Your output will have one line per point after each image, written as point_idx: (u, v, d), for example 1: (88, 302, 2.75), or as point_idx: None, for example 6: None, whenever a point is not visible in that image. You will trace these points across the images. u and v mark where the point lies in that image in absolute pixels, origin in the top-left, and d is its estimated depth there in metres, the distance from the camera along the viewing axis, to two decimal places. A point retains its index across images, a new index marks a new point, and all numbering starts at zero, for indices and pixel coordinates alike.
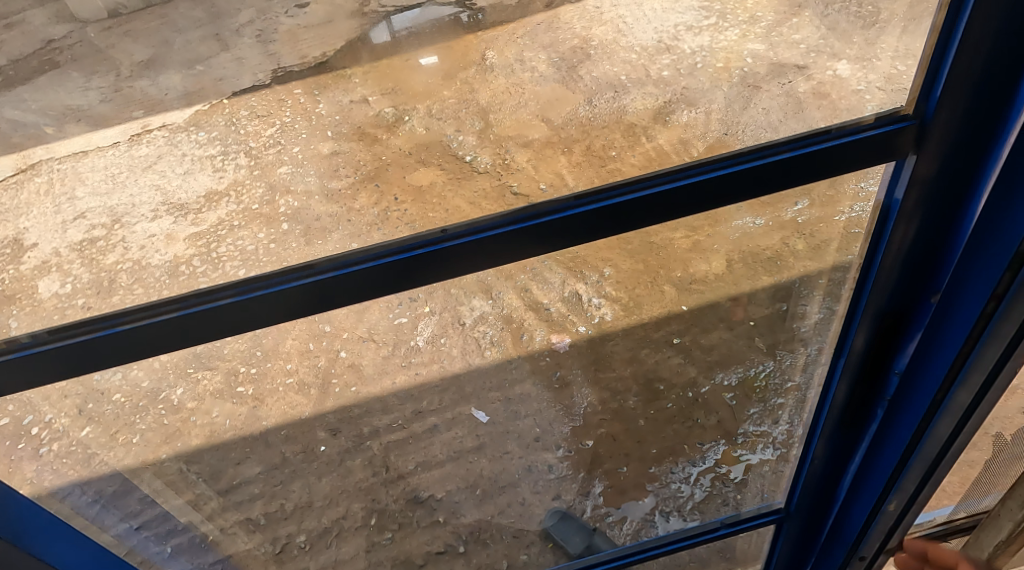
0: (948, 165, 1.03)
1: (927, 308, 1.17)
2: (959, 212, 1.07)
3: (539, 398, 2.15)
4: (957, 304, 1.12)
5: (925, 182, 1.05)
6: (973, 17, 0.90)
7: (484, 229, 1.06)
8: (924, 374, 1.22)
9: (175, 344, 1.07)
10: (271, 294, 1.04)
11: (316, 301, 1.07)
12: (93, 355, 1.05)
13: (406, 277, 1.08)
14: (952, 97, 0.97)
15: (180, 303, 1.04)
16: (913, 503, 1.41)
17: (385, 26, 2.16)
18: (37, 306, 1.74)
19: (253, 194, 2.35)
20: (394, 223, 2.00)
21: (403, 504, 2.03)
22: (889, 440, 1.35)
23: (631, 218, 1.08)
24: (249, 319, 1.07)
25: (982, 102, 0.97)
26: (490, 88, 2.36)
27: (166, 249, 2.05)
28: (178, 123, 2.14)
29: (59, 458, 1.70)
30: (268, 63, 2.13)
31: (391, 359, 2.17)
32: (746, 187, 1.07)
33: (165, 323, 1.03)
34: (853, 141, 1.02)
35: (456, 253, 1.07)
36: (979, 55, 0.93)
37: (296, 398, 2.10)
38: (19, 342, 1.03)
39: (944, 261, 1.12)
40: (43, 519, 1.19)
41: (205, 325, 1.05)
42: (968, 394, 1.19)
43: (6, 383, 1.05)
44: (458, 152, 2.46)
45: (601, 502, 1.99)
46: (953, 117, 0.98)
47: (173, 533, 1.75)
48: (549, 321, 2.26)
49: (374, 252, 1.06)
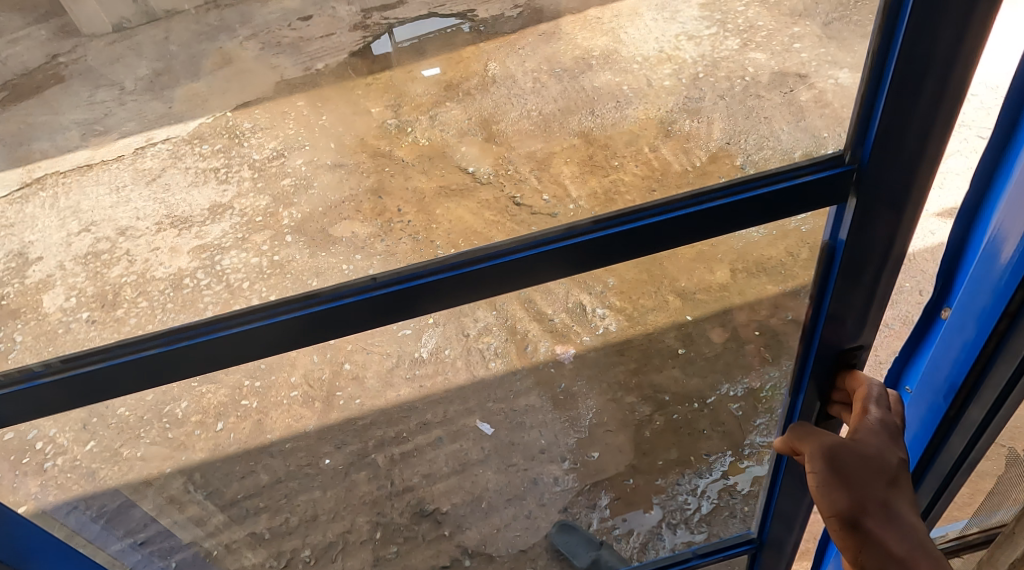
0: (891, 197, 1.05)
1: (939, 322, 1.20)
2: (953, 240, 1.14)
3: (545, 410, 2.13)
4: (964, 326, 1.17)
5: (870, 217, 1.06)
6: (896, 65, 0.93)
7: (432, 274, 1.05)
8: (929, 392, 1.27)
9: (131, 388, 1.07)
10: (268, 326, 1.03)
11: (265, 346, 1.06)
12: (49, 402, 1.05)
13: (355, 322, 1.07)
14: (889, 138, 0.98)
15: (130, 349, 1.04)
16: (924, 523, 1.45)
17: (388, 38, 2.24)
18: (43, 318, 1.81)
19: (256, 206, 2.21)
20: (399, 235, 2.13)
21: (409, 517, 2.03)
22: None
23: (590, 256, 1.08)
24: (199, 363, 1.06)
25: (919, 138, 0.99)
26: (492, 99, 2.36)
27: (170, 263, 2.08)
28: (183, 136, 2.23)
29: (63, 473, 1.71)
30: (270, 74, 2.25)
31: (395, 372, 2.08)
32: (688, 230, 1.07)
33: (166, 355, 1.03)
34: (784, 187, 1.03)
35: (404, 296, 1.06)
36: (913, 95, 0.95)
37: (301, 410, 2.01)
38: (26, 372, 1.03)
39: (955, 279, 1.16)
40: (52, 546, 1.21)
41: (157, 369, 1.05)
42: (981, 409, 1.23)
43: (13, 412, 1.05)
44: (460, 164, 2.40)
45: (608, 514, 2.01)
46: (890, 155, 1.00)
47: (175, 549, 1.82)
48: (553, 333, 2.16)
49: (320, 296, 1.05)
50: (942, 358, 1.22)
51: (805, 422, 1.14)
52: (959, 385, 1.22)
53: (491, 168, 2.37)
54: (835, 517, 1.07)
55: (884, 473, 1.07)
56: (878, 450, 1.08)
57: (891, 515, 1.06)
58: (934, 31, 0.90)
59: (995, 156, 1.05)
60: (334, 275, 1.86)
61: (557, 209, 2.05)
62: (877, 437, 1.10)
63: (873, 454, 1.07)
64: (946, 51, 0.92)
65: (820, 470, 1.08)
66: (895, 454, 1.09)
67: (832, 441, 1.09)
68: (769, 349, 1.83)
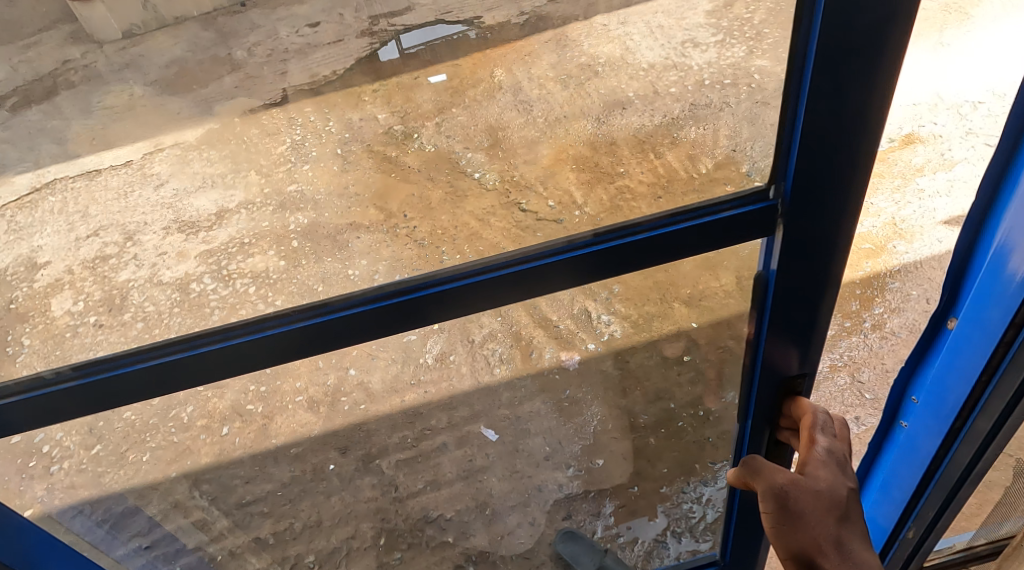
0: (814, 219, 1.27)
1: (943, 336, 1.38)
2: (963, 249, 1.28)
3: (548, 416, 2.14)
4: (972, 337, 1.34)
5: (808, 242, 1.29)
6: (815, 83, 1.12)
7: (456, 280, 1.26)
8: (936, 404, 1.45)
9: (193, 380, 1.25)
10: (300, 328, 1.23)
11: (312, 341, 1.25)
12: (122, 389, 1.23)
13: (391, 322, 1.27)
14: (807, 169, 1.20)
15: (192, 343, 1.21)
16: (931, 529, 1.63)
17: (395, 43, 2.07)
18: (51, 322, 1.83)
19: (264, 211, 2.39)
20: (404, 240, 2.10)
21: (413, 523, 2.08)
22: (895, 461, 1.58)
23: (598, 264, 1.29)
24: (259, 357, 1.25)
25: (839, 173, 1.21)
26: (498, 105, 2.33)
27: (178, 267, 2.30)
28: (190, 141, 2.19)
29: (71, 475, 1.73)
30: (276, 80, 2.14)
31: (400, 378, 1.99)
32: (669, 248, 1.29)
33: (213, 352, 1.21)
34: (736, 216, 1.26)
35: (435, 298, 1.26)
36: (827, 136, 1.17)
37: (306, 415, 1.94)
38: (95, 363, 1.22)
39: (960, 299, 1.33)
40: (56, 539, 1.28)
41: (218, 361, 1.23)
42: (988, 419, 1.40)
43: (77, 399, 1.22)
44: (466, 169, 2.48)
45: (612, 521, 2.07)
46: (811, 188, 1.22)
47: (181, 552, 1.91)
48: (559, 339, 2.09)
49: (364, 298, 1.24)
50: (951, 370, 1.39)
51: (754, 457, 1.31)
52: (966, 395, 1.40)
53: (496, 174, 2.51)
54: (792, 557, 1.25)
55: (833, 508, 1.26)
56: (826, 484, 1.28)
57: (842, 550, 1.23)
58: (834, 82, 1.12)
59: (996, 182, 1.20)
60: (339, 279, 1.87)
61: (560, 215, 2.07)
62: (824, 471, 1.29)
63: (824, 492, 1.27)
64: (850, 97, 1.14)
65: (772, 509, 1.27)
66: (840, 486, 1.28)
67: (782, 481, 1.28)
68: (723, 371, 1.75)
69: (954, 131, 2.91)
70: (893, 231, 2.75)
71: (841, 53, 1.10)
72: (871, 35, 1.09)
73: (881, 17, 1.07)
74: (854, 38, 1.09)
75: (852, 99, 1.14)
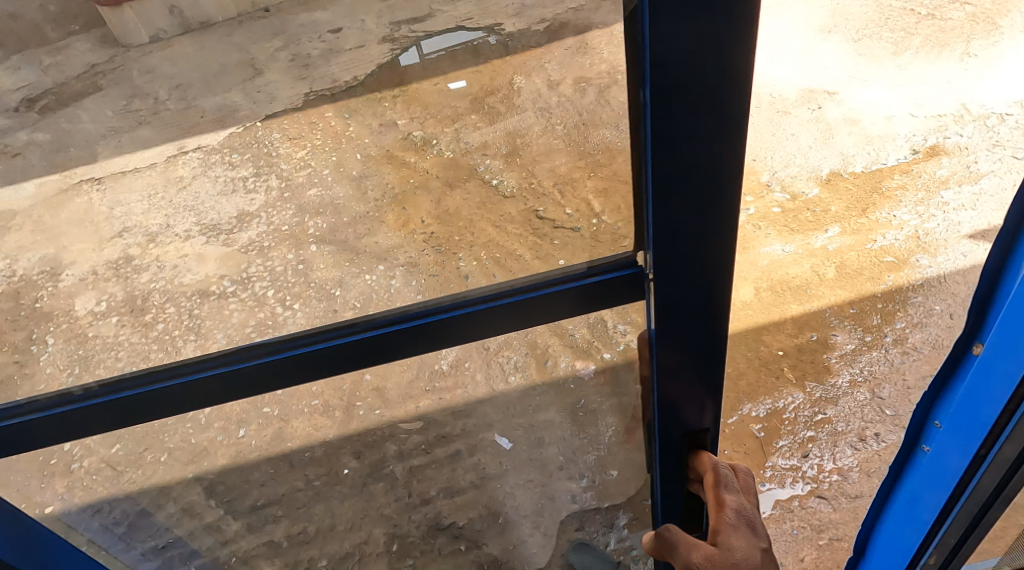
0: (689, 241, 0.98)
1: (970, 359, 1.11)
2: (992, 265, 1.05)
3: (563, 426, 1.96)
4: (1000, 362, 1.09)
5: (694, 269, 1.00)
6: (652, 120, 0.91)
7: (468, 306, 1.08)
8: (963, 429, 1.16)
9: (195, 406, 1.14)
10: (285, 359, 1.10)
11: (312, 369, 1.12)
12: (121, 412, 1.13)
13: (393, 350, 1.12)
14: (678, 189, 0.94)
15: (197, 367, 1.10)
16: (952, 559, 1.32)
17: (414, 49, 1.94)
18: (76, 323, 2.08)
19: (283, 215, 2.30)
20: (420, 245, 2.17)
21: (425, 530, 2.05)
22: (903, 500, 1.29)
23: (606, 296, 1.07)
24: (260, 383, 1.12)
25: (704, 174, 0.94)
26: (520, 115, 2.05)
27: (198, 270, 2.23)
28: (213, 145, 2.28)
29: (89, 476, 1.88)
30: (297, 85, 2.18)
31: (415, 386, 1.93)
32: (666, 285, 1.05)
33: (189, 383, 1.10)
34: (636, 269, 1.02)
35: (442, 326, 1.09)
36: (676, 132, 0.91)
37: (322, 420, 1.97)
38: (70, 396, 1.13)
39: (993, 312, 1.07)
40: (65, 549, 1.27)
41: (218, 387, 1.11)
42: (1016, 446, 1.14)
43: (48, 430, 1.14)
44: (486, 176, 2.24)
45: (625, 533, 1.91)
46: (677, 200, 0.95)
47: (197, 553, 1.94)
48: (574, 348, 1.77)
49: (370, 322, 1.10)
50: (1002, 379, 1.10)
51: (669, 529, 1.09)
52: (994, 423, 1.13)
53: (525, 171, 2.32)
54: None
55: None
56: (742, 555, 1.04)
57: None
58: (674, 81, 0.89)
59: None
60: (356, 284, 2.03)
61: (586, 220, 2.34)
62: (733, 534, 1.06)
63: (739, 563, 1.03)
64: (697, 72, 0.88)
65: None
66: (758, 553, 1.04)
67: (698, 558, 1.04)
68: None
69: (980, 142, 2.45)
70: (917, 245, 2.21)
71: (665, 31, 0.86)
72: (710, 45, 0.87)
73: (719, 31, 0.86)
74: (690, 93, 0.89)
75: (704, 74, 0.88)
